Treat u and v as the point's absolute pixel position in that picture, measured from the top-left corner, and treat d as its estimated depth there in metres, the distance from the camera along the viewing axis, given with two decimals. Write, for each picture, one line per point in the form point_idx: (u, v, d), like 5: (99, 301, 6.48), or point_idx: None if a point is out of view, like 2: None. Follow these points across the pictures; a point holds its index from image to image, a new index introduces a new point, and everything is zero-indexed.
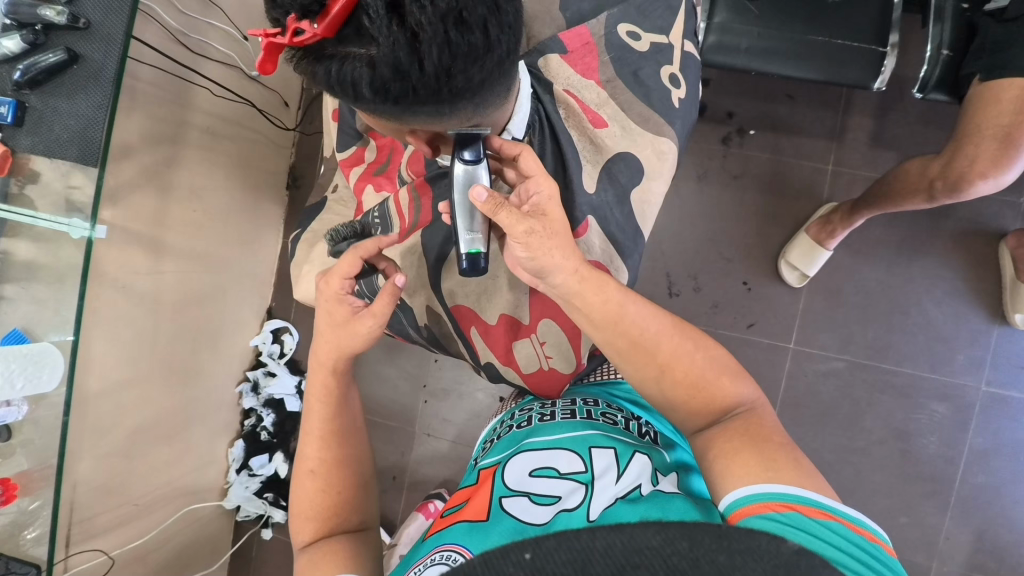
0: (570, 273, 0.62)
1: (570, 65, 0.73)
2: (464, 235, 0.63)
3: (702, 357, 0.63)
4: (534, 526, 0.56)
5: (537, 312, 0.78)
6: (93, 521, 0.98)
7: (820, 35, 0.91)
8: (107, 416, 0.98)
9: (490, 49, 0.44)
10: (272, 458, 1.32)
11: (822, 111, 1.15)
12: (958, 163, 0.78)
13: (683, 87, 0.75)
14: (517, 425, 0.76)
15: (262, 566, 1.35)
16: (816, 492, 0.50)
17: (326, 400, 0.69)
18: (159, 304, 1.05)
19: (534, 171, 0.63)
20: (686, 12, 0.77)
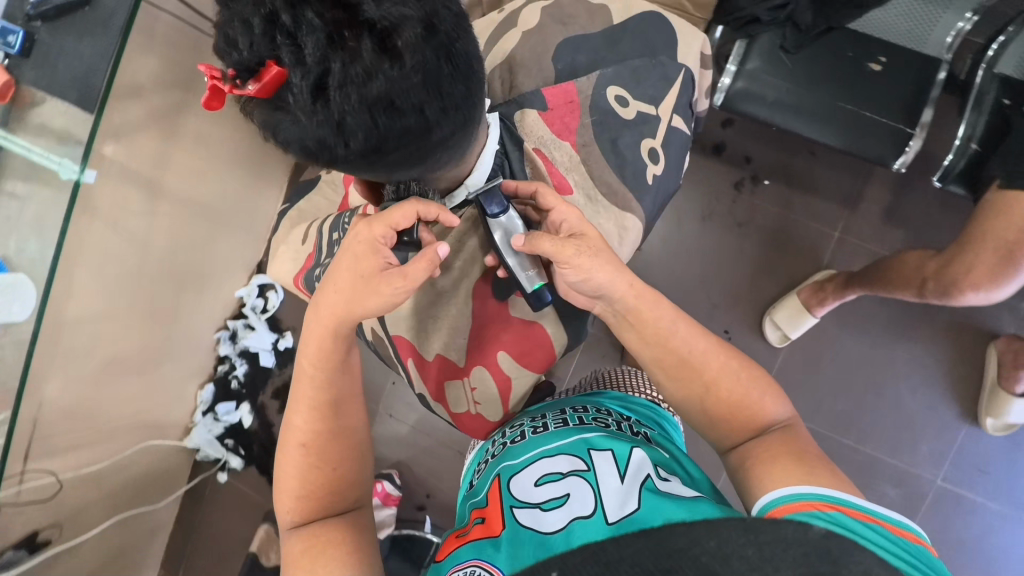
0: (623, 287, 0.61)
1: (546, 124, 0.70)
2: (523, 274, 0.63)
3: (746, 376, 0.59)
4: (554, 538, 0.51)
5: (472, 355, 0.72)
6: (53, 440, 1.00)
7: (850, 103, 0.88)
8: (81, 345, 1.00)
9: (418, 133, 0.48)
10: (238, 407, 1.38)
11: (841, 175, 1.12)
12: (955, 269, 0.76)
13: (661, 163, 0.73)
14: (508, 441, 0.70)
15: (212, 507, 1.39)
16: (859, 496, 0.47)
17: (323, 369, 0.64)
18: (148, 243, 1.06)
19: (556, 204, 0.62)
20: (683, 84, 0.75)
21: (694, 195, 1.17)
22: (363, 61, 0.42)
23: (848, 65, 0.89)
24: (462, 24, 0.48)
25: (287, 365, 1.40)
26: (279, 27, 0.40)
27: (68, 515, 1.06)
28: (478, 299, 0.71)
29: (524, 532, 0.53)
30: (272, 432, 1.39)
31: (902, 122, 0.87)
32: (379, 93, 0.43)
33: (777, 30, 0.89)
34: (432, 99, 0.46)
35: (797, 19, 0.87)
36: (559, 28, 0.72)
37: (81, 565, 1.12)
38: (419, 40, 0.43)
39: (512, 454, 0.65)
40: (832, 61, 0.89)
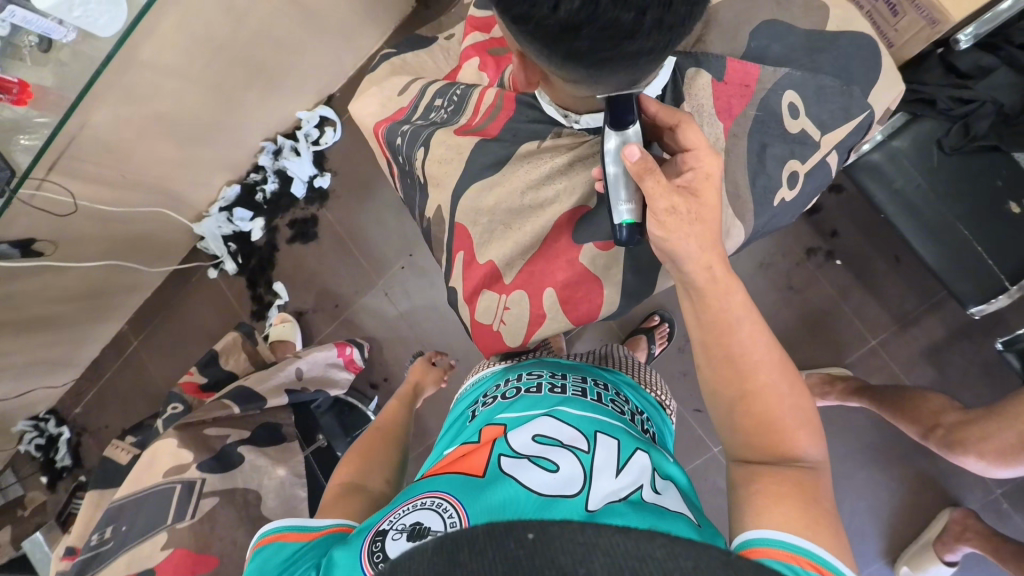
0: (698, 266, 0.56)
1: (713, 94, 0.66)
2: (621, 203, 0.59)
3: (792, 404, 0.53)
4: (532, 496, 0.50)
5: (521, 278, 0.71)
6: (83, 166, 1.01)
7: (968, 230, 0.83)
8: (141, 89, 0.98)
9: (623, 31, 0.40)
10: (253, 220, 1.39)
11: (910, 291, 1.09)
12: (970, 430, 0.75)
13: (795, 190, 0.70)
14: (523, 390, 0.67)
15: (191, 294, 1.44)
16: (845, 566, 0.44)
17: (396, 407, 0.92)
18: (242, 21, 1.02)
19: (695, 144, 0.58)
20: (858, 126, 0.69)
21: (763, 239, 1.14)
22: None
23: (989, 194, 0.83)
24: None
25: (312, 204, 1.40)
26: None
27: (65, 239, 1.09)
28: (556, 229, 0.68)
29: (508, 477, 0.52)
30: (274, 255, 1.41)
31: (1006, 273, 0.82)
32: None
33: (944, 123, 0.84)
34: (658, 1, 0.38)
35: (971, 122, 0.81)
36: (772, 4, 0.67)
37: (60, 285, 1.16)
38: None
39: (529, 405, 0.63)
40: (977, 181, 0.84)
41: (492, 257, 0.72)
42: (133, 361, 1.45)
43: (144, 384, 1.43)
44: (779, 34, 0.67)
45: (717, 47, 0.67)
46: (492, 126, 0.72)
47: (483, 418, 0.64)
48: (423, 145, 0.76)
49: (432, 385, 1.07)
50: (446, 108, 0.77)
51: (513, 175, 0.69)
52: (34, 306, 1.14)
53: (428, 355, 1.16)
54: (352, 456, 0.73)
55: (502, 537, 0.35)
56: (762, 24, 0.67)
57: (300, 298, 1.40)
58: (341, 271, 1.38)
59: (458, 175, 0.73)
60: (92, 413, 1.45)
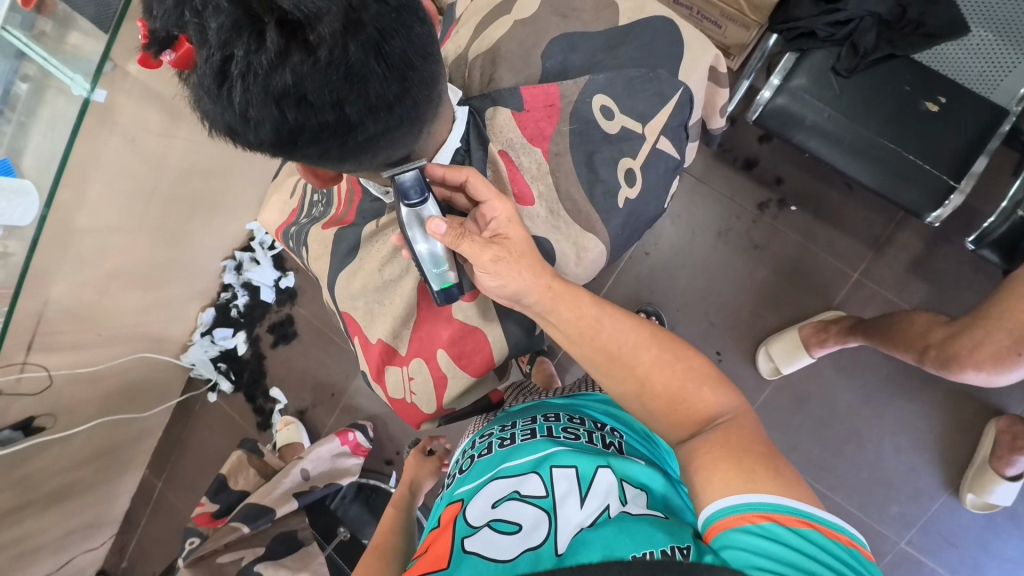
0: (541, 289, 0.61)
1: (518, 126, 0.65)
2: (434, 271, 0.60)
3: (683, 368, 0.57)
4: (498, 565, 0.51)
5: (414, 346, 0.71)
6: (55, 337, 1.04)
7: (892, 142, 0.81)
8: (90, 253, 1.03)
9: (339, 129, 0.46)
10: (235, 334, 1.45)
11: (872, 213, 1.06)
12: (961, 342, 0.71)
13: (637, 185, 0.70)
14: (478, 455, 0.71)
15: (199, 423, 1.47)
16: (792, 499, 0.45)
17: (396, 511, 0.87)
18: (164, 165, 1.07)
19: (487, 195, 0.61)
20: (679, 104, 0.71)
21: (711, 209, 1.13)
22: (268, 53, 0.41)
23: (903, 100, 0.82)
24: (403, 24, 0.44)
25: (285, 304, 1.44)
26: (189, 9, 0.41)
27: (62, 408, 1.12)
28: (425, 294, 0.69)
29: (475, 556, 0.53)
30: (263, 364, 1.45)
31: (947, 173, 0.79)
32: (286, 87, 0.42)
33: (833, 49, 0.83)
34: (350, 99, 0.44)
35: (856, 40, 0.81)
36: (557, 20, 0.68)
37: (68, 454, 1.19)
38: (331, 40, 0.41)
39: (482, 471, 0.66)
40: (885, 93, 0.82)
41: (381, 334, 0.71)
42: (163, 504, 1.48)
43: (178, 524, 1.45)
44: (573, 44, 0.68)
45: (508, 80, 0.67)
46: (351, 213, 0.74)
47: (448, 499, 0.67)
48: (306, 244, 0.79)
49: (431, 476, 0.99)
50: (321, 202, 0.79)
51: (369, 256, 0.71)
52: (52, 480, 1.18)
53: (421, 441, 1.07)
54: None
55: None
56: (552, 42, 0.67)
57: (297, 397, 1.42)
58: (327, 360, 1.40)
59: (328, 266, 0.75)
60: (138, 563, 1.48)
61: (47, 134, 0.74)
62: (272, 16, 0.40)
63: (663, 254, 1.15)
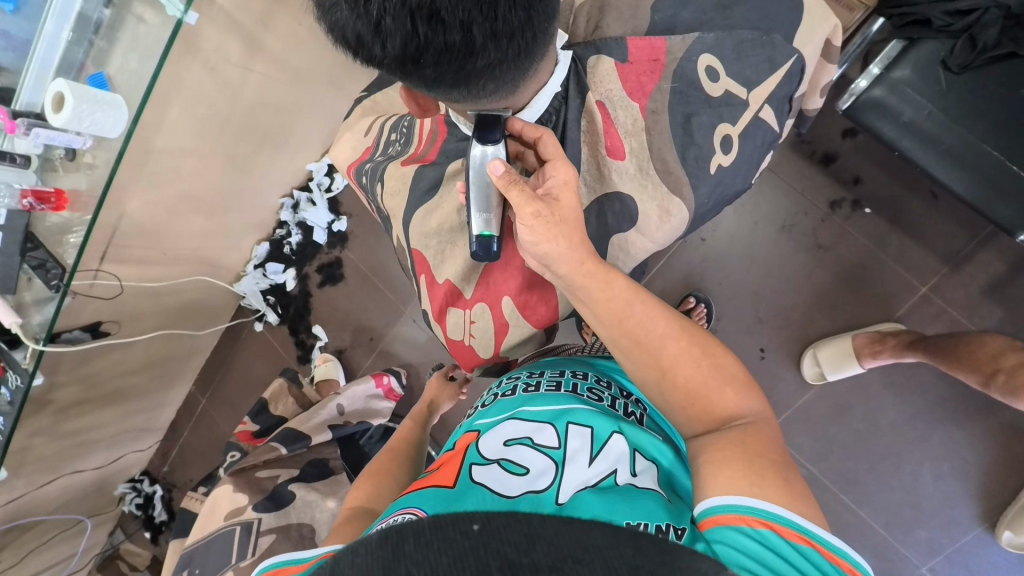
0: (572, 263, 0.59)
1: (618, 78, 0.66)
2: (480, 216, 0.63)
3: (709, 365, 0.57)
4: (500, 498, 0.51)
5: (480, 291, 0.73)
6: (126, 250, 1.11)
7: (995, 148, 0.75)
8: (164, 174, 1.08)
9: (461, 50, 0.47)
10: (286, 271, 1.49)
11: (953, 227, 1.00)
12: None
13: (731, 154, 0.69)
14: (501, 394, 0.72)
15: (244, 349, 1.55)
16: (795, 513, 0.46)
17: (412, 424, 0.92)
18: (237, 95, 1.10)
19: (553, 155, 0.61)
20: (788, 75, 0.68)
21: (779, 201, 1.08)
22: None
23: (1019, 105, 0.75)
24: None
25: (335, 247, 1.49)
26: None
27: (126, 316, 1.20)
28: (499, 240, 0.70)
29: (479, 485, 0.53)
30: (309, 301, 1.51)
31: None
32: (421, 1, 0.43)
33: (946, 41, 0.77)
34: (478, 20, 0.45)
35: (975, 33, 0.74)
36: None
37: (127, 361, 1.28)
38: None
39: (501, 410, 0.66)
40: (997, 97, 0.76)
41: (450, 275, 0.75)
42: (205, 418, 1.58)
43: (217, 438, 1.56)
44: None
45: (616, 29, 0.67)
46: (432, 152, 0.76)
47: (464, 429, 0.68)
48: (382, 180, 0.81)
49: (450, 399, 1.07)
50: (399, 141, 0.82)
51: (447, 196, 0.73)
52: (111, 381, 1.27)
53: (444, 367, 1.13)
54: (360, 487, 0.70)
55: (448, 530, 0.33)
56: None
57: (338, 337, 1.48)
58: (370, 306, 1.45)
59: (406, 201, 0.78)
60: (177, 469, 1.59)
61: (139, 51, 0.78)
62: None
63: (720, 243, 1.12)
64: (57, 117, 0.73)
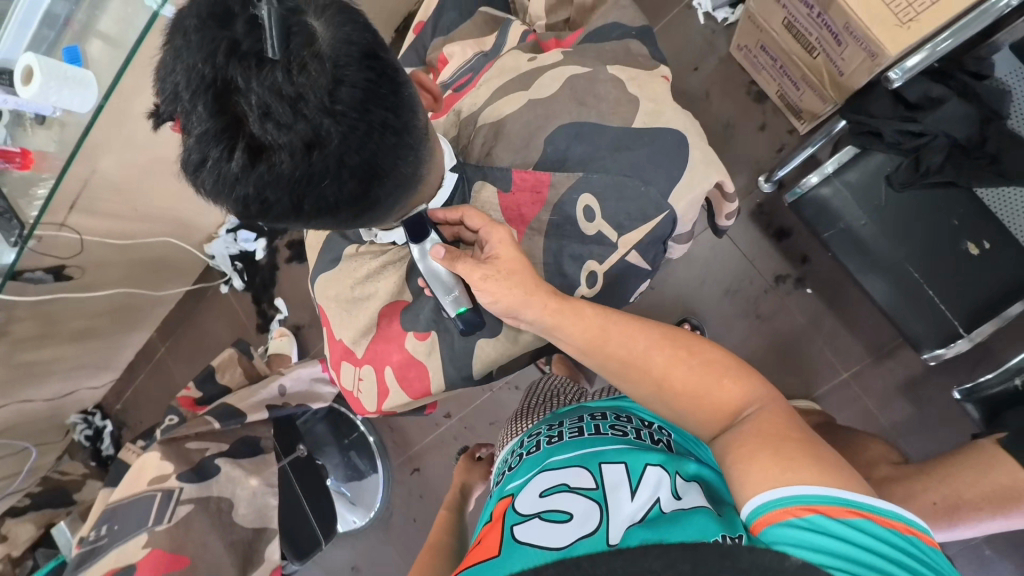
0: (538, 309, 0.64)
1: (499, 202, 0.68)
2: (446, 298, 0.66)
3: (698, 364, 0.60)
4: (553, 551, 0.54)
5: (368, 354, 0.77)
6: (97, 202, 1.14)
7: (916, 269, 0.79)
8: (141, 137, 1.09)
9: (299, 219, 0.55)
10: (257, 240, 1.52)
11: (885, 322, 1.03)
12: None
13: (595, 288, 0.70)
14: (526, 454, 0.75)
15: (207, 307, 1.59)
16: (837, 489, 0.47)
17: (449, 511, 0.94)
18: None
19: (479, 224, 0.64)
20: (660, 225, 0.68)
21: (728, 266, 1.12)
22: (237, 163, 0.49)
23: (942, 229, 0.79)
24: (361, 148, 0.50)
25: None
26: (184, 108, 0.49)
27: (91, 263, 1.23)
28: (385, 317, 0.75)
29: (524, 544, 0.56)
30: (275, 274, 1.54)
31: (961, 319, 0.77)
32: (248, 192, 0.51)
33: (895, 156, 0.79)
34: (305, 204, 0.52)
35: (922, 155, 0.75)
36: (572, 108, 0.67)
37: (90, 305, 1.33)
38: (289, 160, 0.48)
39: (529, 468, 0.69)
40: (931, 219, 0.79)
41: (343, 335, 0.79)
42: (162, 366, 1.64)
43: (170, 387, 1.62)
44: (580, 135, 0.67)
45: (505, 159, 0.69)
46: None
47: (498, 495, 0.70)
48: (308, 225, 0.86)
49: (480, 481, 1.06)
50: None
51: (347, 268, 0.77)
52: (72, 321, 1.32)
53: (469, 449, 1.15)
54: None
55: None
56: (557, 131, 0.67)
57: (298, 313, 1.52)
58: None
59: (316, 262, 0.83)
60: (130, 408, 1.66)
61: (115, 32, 0.79)
62: (245, 135, 0.48)
63: (667, 295, 1.16)
64: (25, 90, 0.74)
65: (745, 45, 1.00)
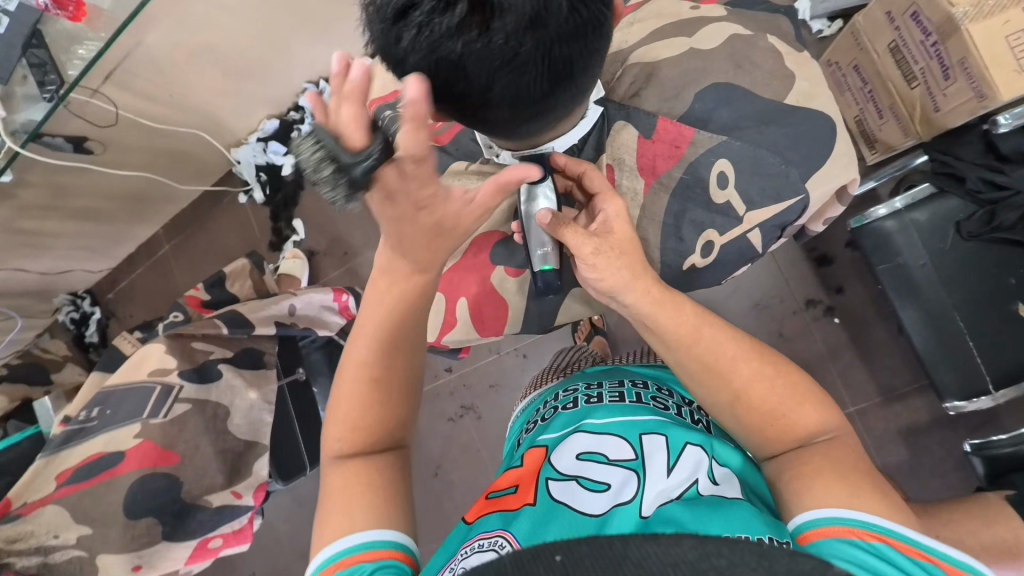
0: (637, 292, 0.62)
1: (637, 150, 0.72)
2: (537, 253, 0.71)
3: (783, 384, 0.59)
4: (590, 519, 0.55)
5: (443, 282, 0.82)
6: (134, 80, 1.07)
7: (960, 317, 0.79)
8: (196, 19, 1.02)
9: (482, 101, 0.50)
10: (286, 155, 1.46)
11: (903, 368, 1.05)
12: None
13: (709, 258, 0.73)
14: (562, 408, 0.74)
15: (221, 213, 1.54)
16: (898, 524, 0.50)
17: (378, 333, 0.63)
18: None
19: (599, 189, 0.65)
20: (788, 209, 0.70)
21: (764, 281, 1.12)
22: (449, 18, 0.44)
23: (996, 283, 0.79)
24: (573, 39, 0.46)
25: None
26: None
27: (113, 143, 1.17)
28: (474, 246, 0.80)
29: (560, 504, 0.57)
30: (298, 194, 1.49)
31: (992, 375, 0.79)
32: (449, 54, 0.45)
33: (969, 206, 0.79)
34: (498, 85, 0.48)
35: (998, 211, 0.76)
36: (729, 67, 0.71)
37: (103, 186, 1.26)
38: (509, 29, 0.43)
39: (565, 422, 0.69)
40: (989, 274, 0.79)
41: None
42: (162, 264, 1.59)
43: (168, 288, 1.58)
44: (728, 99, 0.71)
45: (653, 103, 0.73)
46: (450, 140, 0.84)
47: (529, 441, 0.71)
48: None
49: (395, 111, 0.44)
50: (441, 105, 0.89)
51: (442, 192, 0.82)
52: (81, 198, 1.25)
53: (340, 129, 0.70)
54: (350, 413, 0.61)
55: (533, 565, 0.37)
56: (709, 87, 0.71)
57: (315, 239, 1.48)
58: (356, 223, 1.44)
59: None
60: (121, 299, 1.62)
61: None
62: None
63: (697, 296, 1.15)
64: None
65: (840, 62, 0.97)
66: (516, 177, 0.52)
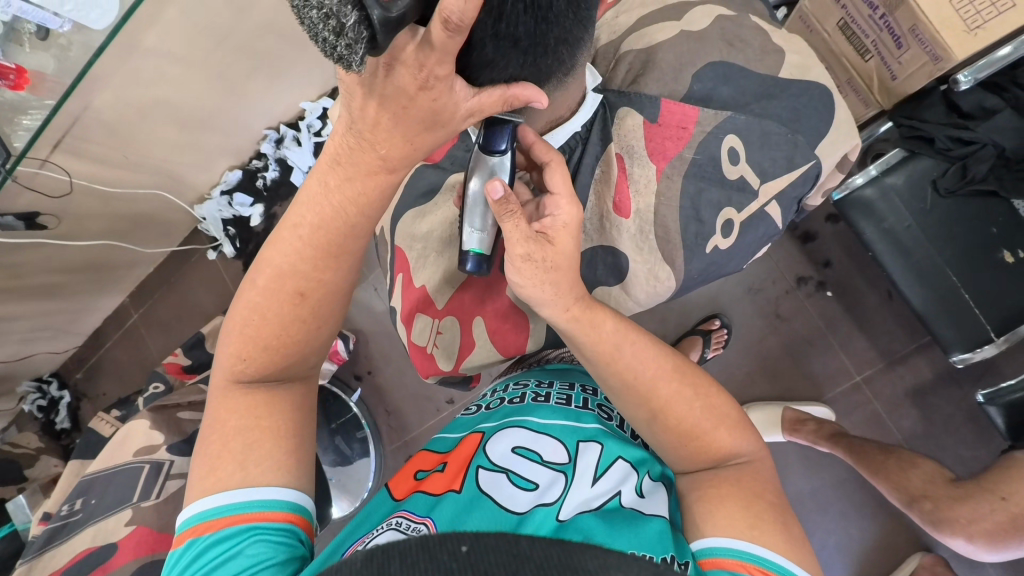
0: (558, 308, 0.60)
1: (645, 135, 0.71)
2: (472, 233, 0.67)
3: (701, 408, 0.58)
4: (509, 514, 0.53)
5: (452, 305, 0.80)
6: (85, 144, 1.01)
7: (954, 274, 0.81)
8: (146, 75, 0.98)
9: (488, 15, 0.40)
10: (253, 206, 1.40)
11: (898, 329, 1.07)
12: (960, 511, 0.84)
13: (729, 238, 0.75)
14: (509, 400, 0.70)
15: (192, 273, 1.47)
16: (788, 560, 0.48)
17: (311, 247, 0.54)
18: (245, 12, 1.02)
19: (557, 187, 0.59)
20: (803, 176, 0.74)
21: (753, 265, 1.13)
22: None
23: (979, 233, 0.81)
24: None
25: None
26: None
27: (68, 214, 1.10)
28: None
29: (486, 495, 0.55)
30: None
31: (992, 323, 0.80)
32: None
33: (941, 163, 0.82)
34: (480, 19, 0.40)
35: (969, 164, 0.80)
36: (723, 46, 0.72)
37: (59, 260, 1.19)
38: None
39: (506, 414, 0.66)
40: (970, 227, 0.81)
41: (425, 282, 0.80)
42: (133, 334, 1.50)
43: (142, 357, 1.49)
44: (727, 76, 0.71)
45: (653, 88, 0.72)
46: (438, 153, 0.81)
47: (470, 426, 0.68)
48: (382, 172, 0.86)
49: None
50: None
51: (442, 206, 0.79)
52: (37, 276, 1.17)
53: None
54: (263, 330, 0.54)
55: (437, 550, 0.34)
56: (706, 66, 0.71)
57: None
58: None
59: (401, 200, 0.83)
60: (93, 378, 1.51)
61: None
62: None
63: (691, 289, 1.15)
64: None
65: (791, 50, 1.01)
66: (527, 95, 0.47)
